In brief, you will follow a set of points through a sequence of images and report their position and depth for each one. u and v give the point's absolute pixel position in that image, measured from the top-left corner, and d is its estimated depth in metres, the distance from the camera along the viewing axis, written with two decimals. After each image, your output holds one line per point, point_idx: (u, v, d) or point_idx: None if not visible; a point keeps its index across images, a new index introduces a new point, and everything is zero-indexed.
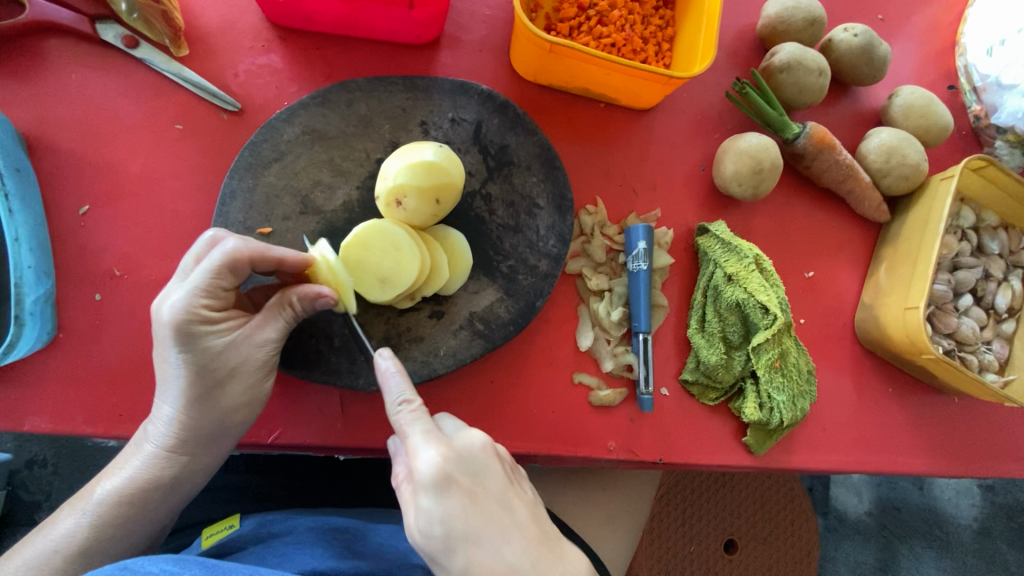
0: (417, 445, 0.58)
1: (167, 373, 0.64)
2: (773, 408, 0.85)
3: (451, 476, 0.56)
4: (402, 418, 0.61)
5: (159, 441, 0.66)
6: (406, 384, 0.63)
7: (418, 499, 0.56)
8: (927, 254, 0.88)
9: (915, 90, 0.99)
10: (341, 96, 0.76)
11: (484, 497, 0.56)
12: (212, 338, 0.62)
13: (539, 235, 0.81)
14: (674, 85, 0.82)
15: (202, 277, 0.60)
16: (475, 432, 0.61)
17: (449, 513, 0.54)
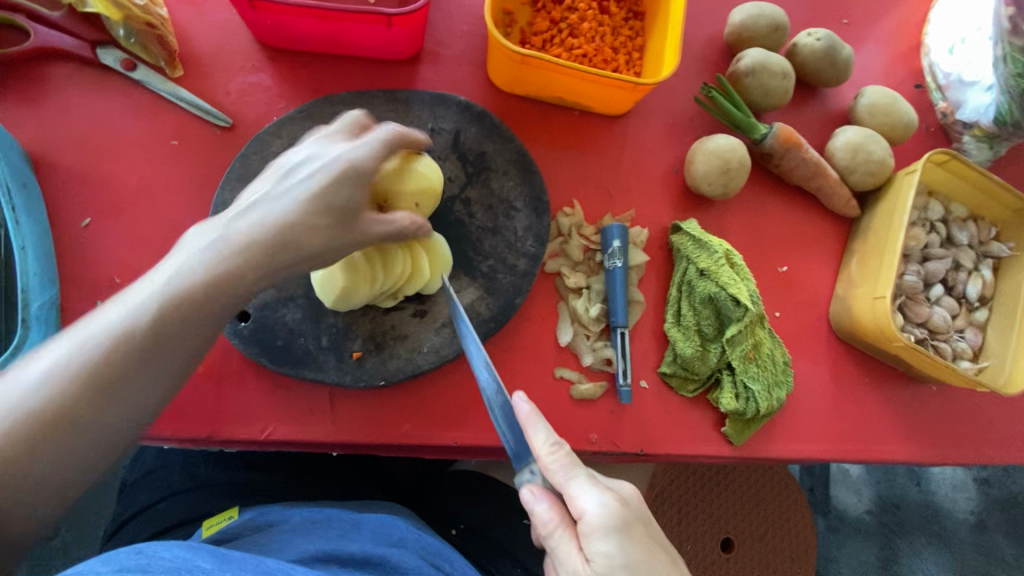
0: (587, 495, 0.62)
1: (264, 210, 0.60)
2: (749, 397, 0.87)
3: (627, 521, 0.62)
4: (560, 468, 0.63)
5: (233, 254, 0.57)
6: (551, 431, 0.65)
7: (599, 545, 0.60)
8: (893, 245, 0.92)
9: (879, 90, 1.03)
10: (326, 110, 0.81)
11: (647, 537, 0.64)
12: (348, 197, 0.61)
13: (517, 236, 0.85)
14: (641, 91, 0.87)
15: (392, 140, 0.65)
16: (623, 479, 0.67)
17: (632, 558, 0.60)
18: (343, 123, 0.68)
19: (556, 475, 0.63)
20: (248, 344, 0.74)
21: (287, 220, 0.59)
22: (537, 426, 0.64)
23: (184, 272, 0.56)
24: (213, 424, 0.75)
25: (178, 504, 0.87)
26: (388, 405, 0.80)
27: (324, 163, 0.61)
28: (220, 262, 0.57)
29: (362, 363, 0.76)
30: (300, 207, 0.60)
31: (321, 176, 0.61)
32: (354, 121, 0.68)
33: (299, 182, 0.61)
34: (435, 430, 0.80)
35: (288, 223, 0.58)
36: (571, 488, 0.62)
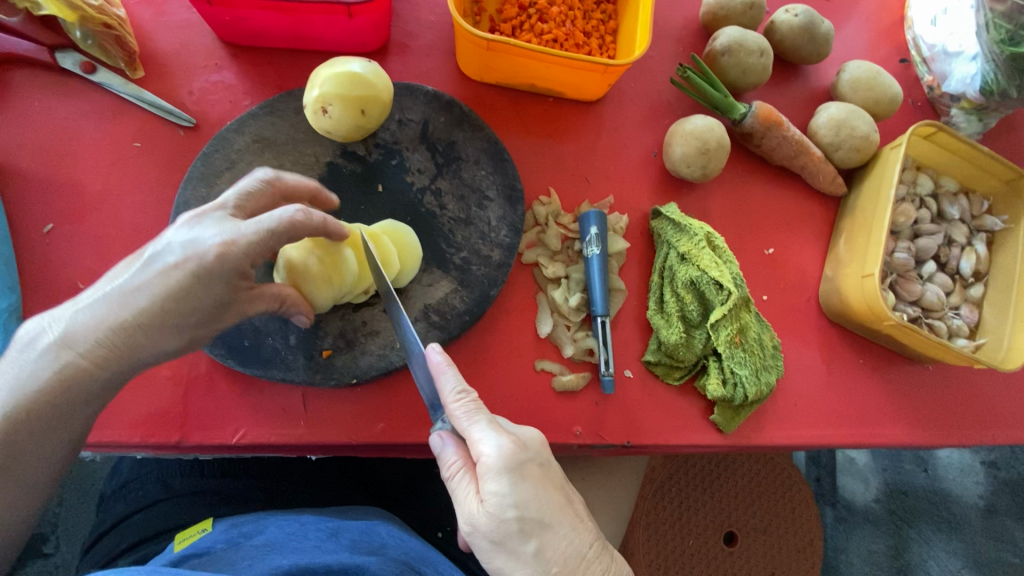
0: (483, 436, 0.63)
1: (145, 287, 0.57)
2: (736, 383, 0.85)
3: (522, 464, 0.62)
4: (462, 410, 0.65)
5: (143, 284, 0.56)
6: (460, 377, 0.66)
7: (489, 483, 0.61)
8: (880, 220, 0.89)
9: (861, 64, 1.00)
10: (289, 105, 0.80)
11: (547, 484, 0.63)
12: (221, 291, 0.59)
13: (490, 226, 0.83)
14: (613, 74, 0.85)
15: (258, 233, 0.59)
16: (531, 428, 0.67)
17: (520, 497, 0.61)
18: (239, 194, 0.62)
19: (459, 417, 0.64)
20: (215, 346, 0.73)
21: (166, 304, 0.57)
22: (447, 372, 0.66)
23: (81, 320, 0.55)
24: (182, 429, 0.74)
25: (155, 514, 0.85)
26: (363, 404, 0.78)
27: (191, 258, 0.57)
28: (115, 313, 0.56)
29: (332, 362, 0.75)
30: (174, 298, 0.57)
31: (188, 270, 0.57)
32: (252, 192, 0.63)
33: (169, 271, 0.57)
34: (412, 428, 0.78)
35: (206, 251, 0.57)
36: (470, 430, 0.63)
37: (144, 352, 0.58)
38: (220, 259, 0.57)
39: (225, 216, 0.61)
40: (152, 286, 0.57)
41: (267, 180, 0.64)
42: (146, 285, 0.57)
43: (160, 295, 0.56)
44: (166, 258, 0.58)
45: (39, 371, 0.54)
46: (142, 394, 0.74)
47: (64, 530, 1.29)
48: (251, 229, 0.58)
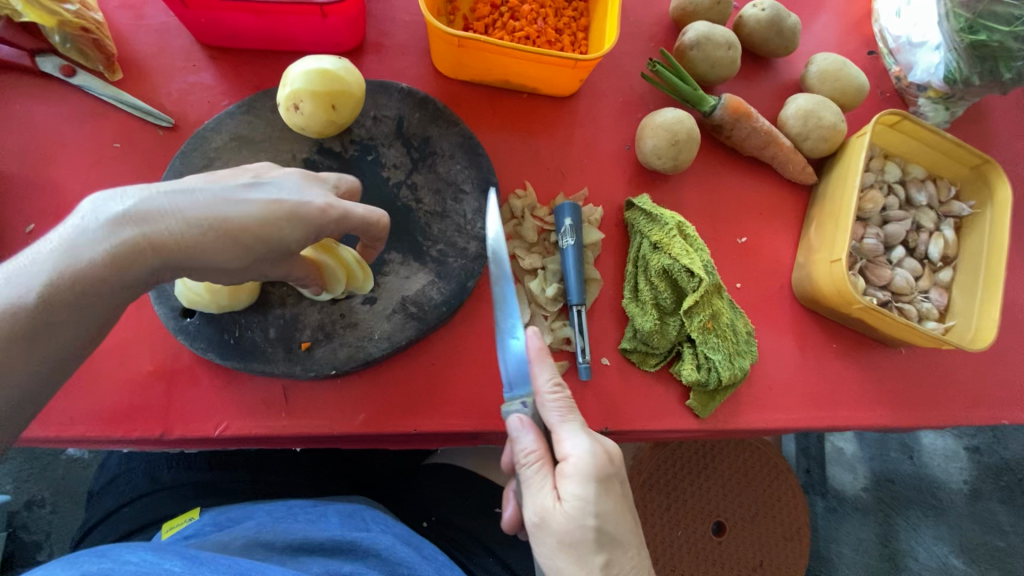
0: (574, 440, 0.66)
1: (237, 203, 0.54)
2: (710, 368, 0.87)
3: (608, 477, 0.66)
4: (555, 409, 0.68)
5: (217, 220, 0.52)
6: (558, 375, 0.70)
7: (572, 486, 0.64)
8: (848, 207, 0.91)
9: (828, 56, 1.03)
10: (266, 104, 0.81)
11: (622, 501, 0.68)
12: (294, 241, 0.57)
13: (466, 219, 0.84)
14: (583, 69, 0.87)
15: (339, 210, 0.59)
16: (612, 443, 0.71)
17: (602, 511, 0.65)
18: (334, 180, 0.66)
19: (552, 415, 0.68)
20: (195, 340, 0.74)
21: (206, 229, 0.52)
22: (544, 367, 0.70)
23: (155, 207, 0.51)
24: (165, 422, 0.75)
25: (142, 508, 0.87)
26: (344, 394, 0.79)
27: (285, 202, 0.56)
28: (159, 212, 0.51)
29: (311, 353, 0.76)
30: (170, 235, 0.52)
31: (260, 207, 0.54)
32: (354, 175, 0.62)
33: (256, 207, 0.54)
34: (392, 418, 0.79)
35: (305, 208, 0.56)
36: (560, 431, 0.67)
37: (193, 259, 0.53)
38: (296, 208, 0.56)
39: (319, 188, 0.61)
40: (238, 207, 0.54)
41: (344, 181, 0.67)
42: (212, 199, 0.53)
43: (191, 217, 0.52)
44: (259, 194, 0.56)
45: (102, 244, 0.50)
46: (126, 389, 0.75)
47: (56, 535, 1.30)
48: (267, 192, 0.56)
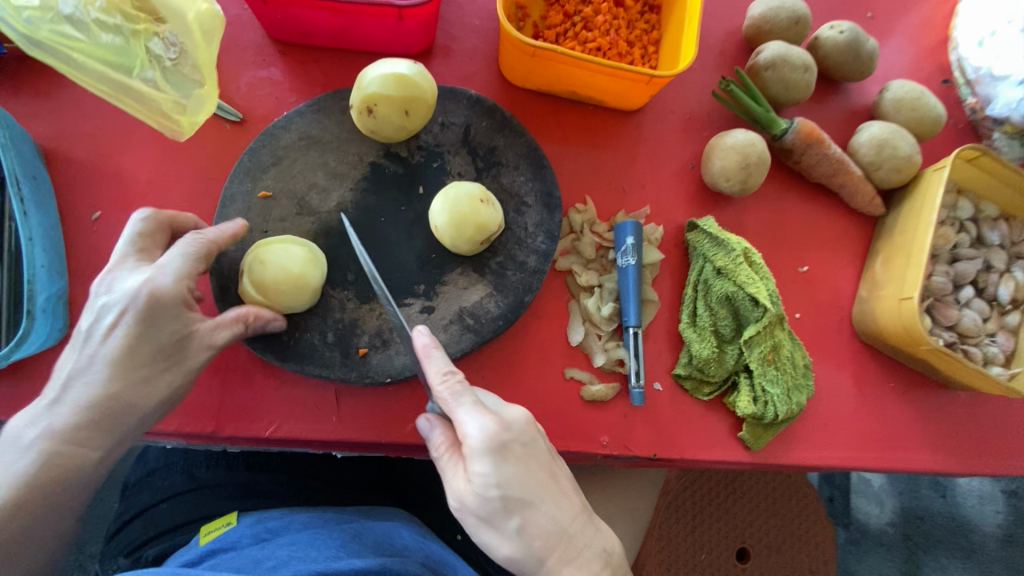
0: (468, 420, 0.62)
1: (95, 358, 0.62)
2: (767, 401, 0.84)
3: (505, 446, 0.62)
4: (448, 392, 0.64)
5: (91, 384, 0.61)
6: (447, 360, 0.66)
7: (474, 465, 0.61)
8: (921, 244, 0.88)
9: (905, 84, 0.99)
10: (335, 103, 0.80)
11: (533, 465, 0.63)
12: (169, 332, 0.63)
13: (527, 232, 0.83)
14: (656, 85, 0.84)
15: (183, 263, 0.64)
16: (515, 406, 0.66)
17: (506, 477, 0.61)
18: (134, 238, 0.66)
19: (445, 402, 0.64)
20: (254, 340, 0.73)
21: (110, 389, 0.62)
22: (434, 356, 0.66)
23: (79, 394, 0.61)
24: (217, 420, 0.75)
25: (182, 504, 0.89)
26: (394, 403, 0.78)
27: (132, 309, 0.61)
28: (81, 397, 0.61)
29: (367, 360, 0.75)
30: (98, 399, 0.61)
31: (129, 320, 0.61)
32: (189, 249, 0.66)
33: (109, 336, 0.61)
34: None
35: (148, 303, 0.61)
36: (455, 413, 0.63)
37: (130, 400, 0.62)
38: (153, 299, 0.62)
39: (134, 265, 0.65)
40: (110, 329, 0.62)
41: (151, 218, 0.68)
42: (87, 376, 0.62)
43: (90, 388, 0.61)
44: (105, 319, 0.62)
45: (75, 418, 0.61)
46: None
47: None
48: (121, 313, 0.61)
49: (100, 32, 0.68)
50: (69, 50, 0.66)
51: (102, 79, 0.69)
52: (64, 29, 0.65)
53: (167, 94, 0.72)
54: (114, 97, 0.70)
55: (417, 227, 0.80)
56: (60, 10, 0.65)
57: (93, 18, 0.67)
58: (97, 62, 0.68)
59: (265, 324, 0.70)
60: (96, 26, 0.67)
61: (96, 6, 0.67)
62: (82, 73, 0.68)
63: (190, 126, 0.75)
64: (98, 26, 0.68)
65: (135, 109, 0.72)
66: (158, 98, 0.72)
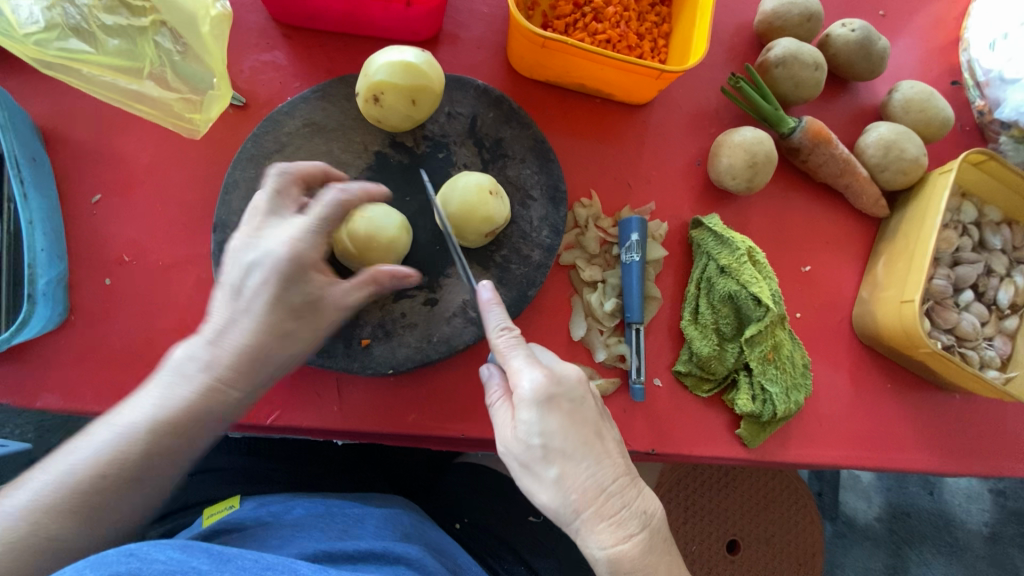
0: (521, 369, 0.60)
1: (246, 309, 0.62)
2: (765, 400, 0.85)
3: (553, 399, 0.59)
4: (503, 344, 0.63)
5: (230, 332, 0.63)
6: (505, 314, 0.65)
7: (520, 413, 0.59)
8: (924, 247, 0.88)
9: (915, 84, 0.98)
10: (340, 90, 0.79)
11: (580, 421, 0.60)
12: (304, 291, 0.63)
13: (532, 226, 0.82)
14: (665, 80, 0.83)
15: (321, 225, 0.63)
16: (571, 363, 0.63)
17: (549, 428, 0.59)
18: (272, 194, 0.65)
19: (496, 352, 0.63)
20: None
21: (254, 343, 0.63)
22: (493, 309, 0.65)
23: (219, 343, 0.63)
24: None
25: (184, 487, 0.92)
26: (396, 394, 0.78)
27: (268, 267, 0.61)
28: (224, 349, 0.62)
29: (369, 351, 0.75)
30: (242, 351, 0.63)
31: (268, 279, 0.61)
32: (325, 215, 0.64)
33: (254, 291, 0.62)
34: (442, 422, 0.79)
35: (283, 262, 0.61)
36: (507, 361, 0.62)
37: (269, 357, 0.64)
38: (289, 259, 0.61)
39: (276, 221, 0.64)
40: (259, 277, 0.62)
41: (284, 173, 0.66)
42: (236, 325, 0.63)
43: (232, 340, 0.63)
44: (252, 274, 0.62)
45: (218, 363, 0.62)
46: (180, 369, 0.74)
47: None
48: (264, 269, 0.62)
49: (107, 37, 0.70)
50: (80, 65, 0.68)
51: (116, 88, 0.70)
52: (70, 43, 0.67)
53: (177, 92, 0.73)
54: (127, 104, 0.72)
55: (422, 217, 0.79)
56: (67, 23, 0.67)
57: (99, 22, 0.69)
58: (109, 72, 0.69)
59: (401, 283, 0.68)
60: (101, 31, 0.69)
61: (102, 8, 0.69)
62: (95, 84, 0.69)
63: (203, 123, 0.75)
64: (105, 31, 0.70)
65: (147, 113, 0.73)
66: (168, 98, 0.73)
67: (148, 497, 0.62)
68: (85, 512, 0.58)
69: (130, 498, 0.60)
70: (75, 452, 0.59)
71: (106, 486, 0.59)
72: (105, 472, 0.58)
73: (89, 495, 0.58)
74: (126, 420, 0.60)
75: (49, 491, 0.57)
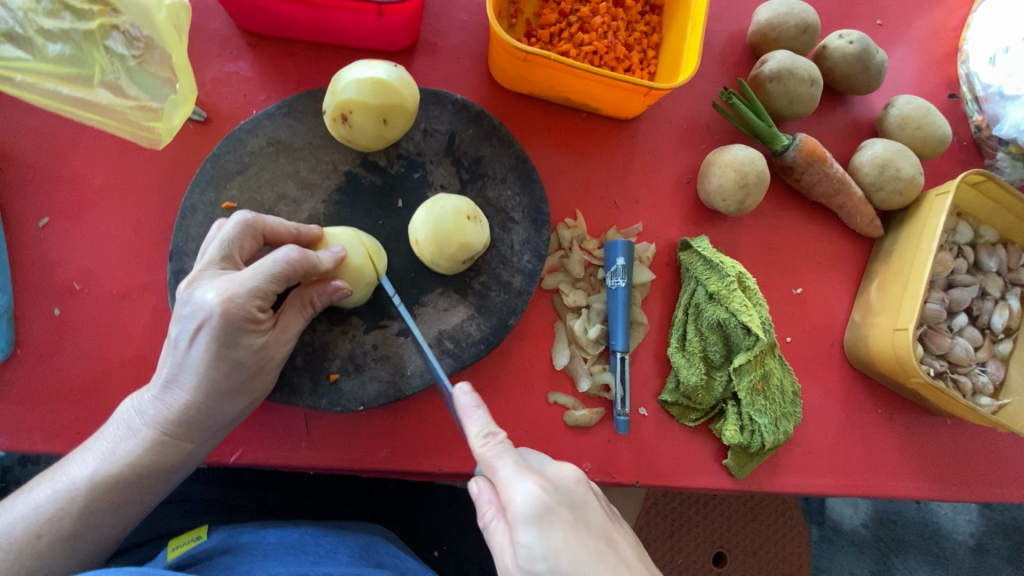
0: (512, 479, 0.55)
1: (185, 367, 0.60)
2: (754, 430, 0.82)
3: (549, 509, 0.53)
4: (490, 452, 0.57)
5: (172, 389, 0.61)
6: (489, 419, 0.61)
7: (517, 534, 0.53)
8: (919, 272, 0.85)
9: (913, 100, 0.94)
10: (308, 106, 0.74)
11: (584, 530, 0.54)
12: (244, 349, 0.60)
13: (513, 250, 0.78)
14: (654, 97, 0.79)
15: (262, 279, 0.59)
16: (563, 464, 0.59)
17: (552, 547, 0.51)
18: (222, 244, 0.62)
19: (485, 464, 0.57)
20: None
21: (196, 400, 0.61)
22: (474, 414, 0.61)
23: (161, 400, 0.61)
24: None
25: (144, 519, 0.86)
26: (368, 428, 0.75)
27: (204, 326, 0.58)
28: (168, 407, 0.61)
29: (338, 387, 0.71)
30: (184, 411, 0.61)
31: (206, 336, 0.58)
32: (275, 271, 0.59)
33: (190, 348, 0.59)
34: (417, 457, 0.75)
35: (218, 321, 0.57)
36: (498, 473, 0.56)
37: (213, 413, 0.62)
38: (224, 318, 0.57)
39: (218, 273, 0.60)
40: (197, 337, 0.58)
41: (245, 222, 0.62)
42: (175, 382, 0.61)
43: (173, 397, 0.61)
44: (188, 329, 0.59)
45: (158, 420, 0.61)
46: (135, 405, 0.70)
47: None
48: (197, 328, 0.58)
49: (46, 41, 0.65)
50: (13, 72, 0.64)
51: (60, 97, 0.66)
52: (5, 50, 0.63)
53: (134, 100, 0.69)
54: (73, 114, 0.67)
55: (394, 242, 0.75)
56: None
57: (38, 26, 0.64)
58: (53, 80, 0.66)
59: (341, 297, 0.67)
60: (40, 37, 0.64)
61: (41, 12, 0.64)
62: (35, 92, 0.65)
63: (166, 132, 0.70)
64: (45, 37, 0.65)
65: (98, 122, 0.68)
66: (123, 106, 0.69)
67: (90, 557, 0.61)
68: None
69: (68, 559, 0.59)
70: (15, 509, 0.59)
71: (39, 547, 0.58)
72: (41, 532, 0.58)
73: (22, 554, 0.57)
74: (69, 476, 0.61)
75: None
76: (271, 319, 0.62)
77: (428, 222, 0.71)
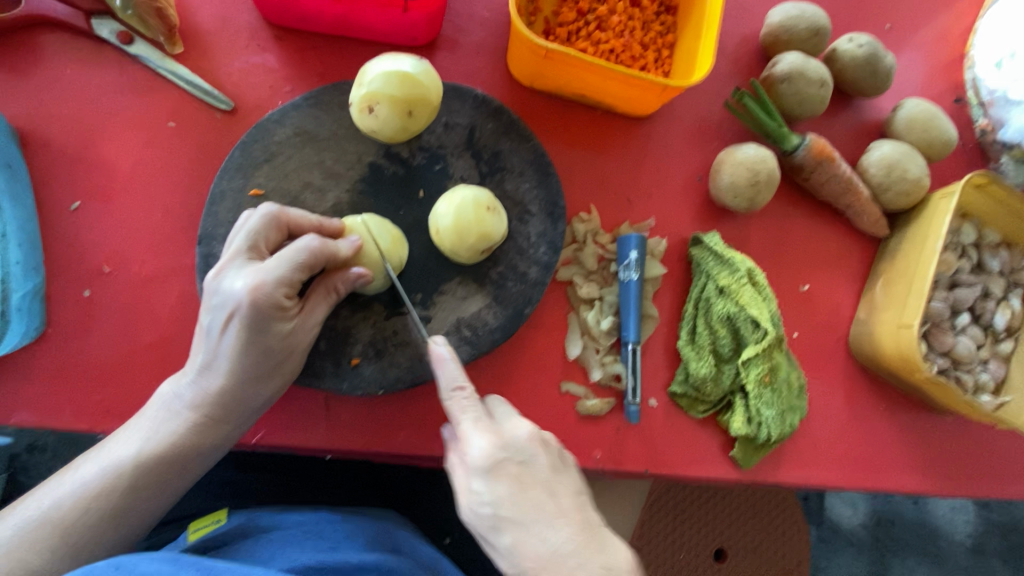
0: (468, 434, 0.62)
1: (220, 352, 0.62)
2: (760, 422, 0.84)
3: (497, 464, 0.60)
4: (455, 406, 0.64)
5: (207, 374, 0.63)
6: (459, 372, 0.66)
7: (470, 481, 0.61)
8: (923, 271, 0.87)
9: (920, 103, 0.97)
10: (334, 98, 0.76)
11: (527, 483, 0.60)
12: (274, 335, 0.62)
13: (529, 242, 0.80)
14: (669, 95, 0.81)
15: (288, 267, 0.61)
16: (523, 420, 0.64)
17: (495, 496, 0.59)
18: (248, 235, 0.63)
19: (452, 414, 0.64)
20: None
21: (230, 384, 0.63)
22: (445, 367, 0.66)
23: (197, 384, 0.64)
24: None
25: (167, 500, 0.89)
26: (385, 413, 0.76)
27: (235, 313, 0.60)
28: (204, 390, 0.64)
29: (359, 371, 0.73)
30: (220, 393, 0.63)
31: (238, 324, 0.60)
32: (299, 261, 0.61)
33: (224, 335, 0.61)
34: (433, 442, 0.77)
35: (248, 308, 0.59)
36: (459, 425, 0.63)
37: (248, 396, 0.65)
38: (253, 306, 0.59)
39: (245, 263, 0.62)
40: (229, 323, 0.61)
41: (271, 214, 0.64)
42: (211, 367, 0.63)
43: (209, 381, 0.63)
44: (218, 318, 0.61)
45: (195, 403, 0.64)
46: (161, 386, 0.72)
47: None
48: (229, 316, 0.60)
49: None
50: None
51: None
52: None
53: None
54: None
55: (415, 232, 0.77)
56: None
57: None
58: None
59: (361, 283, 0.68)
60: None
61: None
62: None
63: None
64: None
65: None
66: None
67: (133, 533, 0.64)
68: (64, 551, 0.59)
69: (115, 532, 0.62)
70: (62, 485, 0.62)
71: (87, 521, 0.60)
72: (89, 506, 0.61)
73: (69, 529, 0.60)
74: (113, 454, 0.63)
75: (32, 526, 0.59)
76: (298, 305, 0.64)
77: (448, 212, 0.73)
